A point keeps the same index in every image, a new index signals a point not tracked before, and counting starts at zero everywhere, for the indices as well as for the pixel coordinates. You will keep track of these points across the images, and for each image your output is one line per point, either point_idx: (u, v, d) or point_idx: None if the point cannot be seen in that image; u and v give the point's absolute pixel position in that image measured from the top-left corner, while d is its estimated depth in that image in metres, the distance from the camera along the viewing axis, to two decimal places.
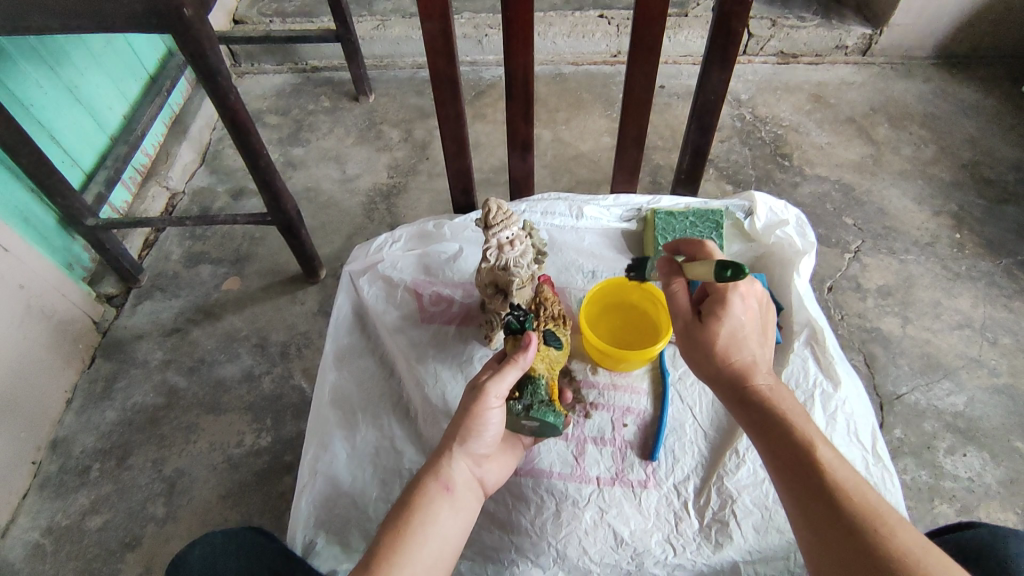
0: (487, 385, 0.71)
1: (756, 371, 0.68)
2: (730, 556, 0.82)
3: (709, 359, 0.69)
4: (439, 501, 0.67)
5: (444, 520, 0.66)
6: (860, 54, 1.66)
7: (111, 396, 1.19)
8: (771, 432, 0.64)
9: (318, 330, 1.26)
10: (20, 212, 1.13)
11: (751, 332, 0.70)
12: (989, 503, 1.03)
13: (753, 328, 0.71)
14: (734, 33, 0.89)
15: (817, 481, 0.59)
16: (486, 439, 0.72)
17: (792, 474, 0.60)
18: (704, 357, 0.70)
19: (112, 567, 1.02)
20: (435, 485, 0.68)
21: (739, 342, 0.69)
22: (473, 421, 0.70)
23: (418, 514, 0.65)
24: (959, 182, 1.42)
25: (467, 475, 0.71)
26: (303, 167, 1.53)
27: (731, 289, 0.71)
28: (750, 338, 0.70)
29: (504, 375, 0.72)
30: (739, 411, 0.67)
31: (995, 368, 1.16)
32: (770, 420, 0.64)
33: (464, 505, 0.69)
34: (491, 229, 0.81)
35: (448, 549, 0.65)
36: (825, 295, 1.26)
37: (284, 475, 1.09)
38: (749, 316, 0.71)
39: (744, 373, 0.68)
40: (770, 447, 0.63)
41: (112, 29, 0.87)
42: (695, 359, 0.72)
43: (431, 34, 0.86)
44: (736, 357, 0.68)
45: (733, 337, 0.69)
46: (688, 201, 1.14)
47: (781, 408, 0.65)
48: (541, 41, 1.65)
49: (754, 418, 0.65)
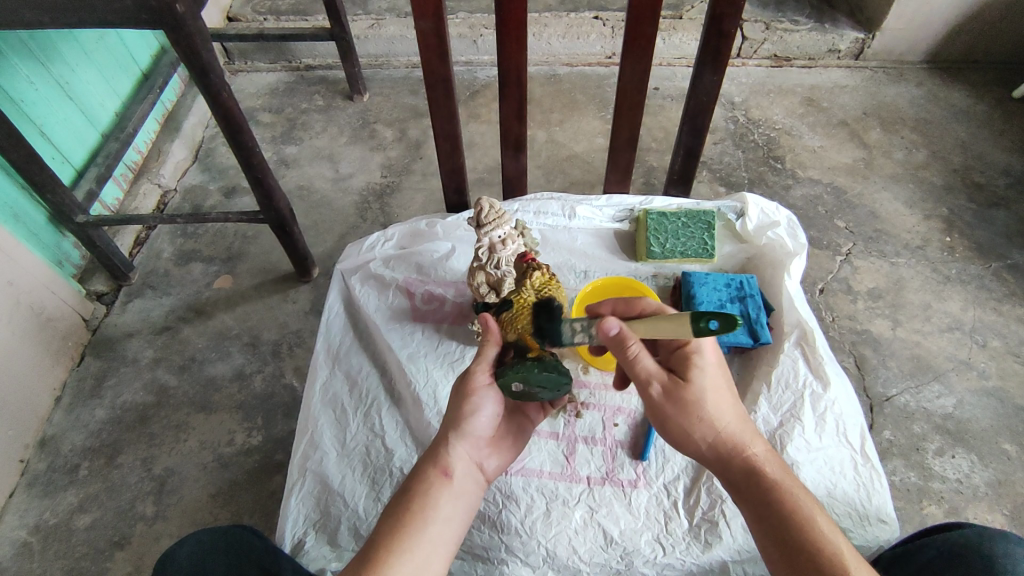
0: (471, 365, 0.74)
1: (747, 441, 0.68)
2: (720, 556, 0.83)
3: (693, 427, 0.68)
4: (438, 487, 0.67)
5: (443, 508, 0.66)
6: (853, 58, 1.67)
7: (101, 394, 1.18)
8: (769, 507, 0.63)
9: (310, 329, 1.26)
10: (9, 209, 1.12)
11: (729, 396, 0.69)
12: (978, 505, 1.03)
13: (723, 391, 0.69)
14: (727, 33, 0.89)
15: (824, 560, 0.58)
16: (482, 422, 0.73)
17: (782, 536, 0.61)
18: (686, 425, 0.68)
19: (100, 567, 1.01)
20: (434, 472, 0.68)
21: (722, 407, 0.68)
22: (464, 399, 0.72)
23: (417, 500, 0.66)
24: (949, 187, 1.43)
25: (469, 463, 0.71)
26: (296, 165, 1.52)
27: (693, 354, 0.69)
28: (730, 400, 0.69)
29: (485, 353, 0.75)
30: (734, 484, 0.67)
31: (984, 371, 1.17)
32: (771, 492, 0.64)
33: (463, 492, 0.69)
34: (482, 228, 0.80)
35: (449, 537, 0.65)
36: (817, 297, 1.27)
37: (275, 474, 1.09)
38: (720, 373, 0.70)
39: (735, 442, 0.67)
40: (771, 524, 0.62)
41: (103, 24, 0.87)
42: (672, 421, 0.68)
43: (424, 32, 0.86)
44: (718, 417, 0.67)
45: (715, 402, 0.68)
46: (680, 201, 1.15)
47: (776, 476, 0.65)
48: (537, 42, 1.65)
49: (752, 493, 0.65)
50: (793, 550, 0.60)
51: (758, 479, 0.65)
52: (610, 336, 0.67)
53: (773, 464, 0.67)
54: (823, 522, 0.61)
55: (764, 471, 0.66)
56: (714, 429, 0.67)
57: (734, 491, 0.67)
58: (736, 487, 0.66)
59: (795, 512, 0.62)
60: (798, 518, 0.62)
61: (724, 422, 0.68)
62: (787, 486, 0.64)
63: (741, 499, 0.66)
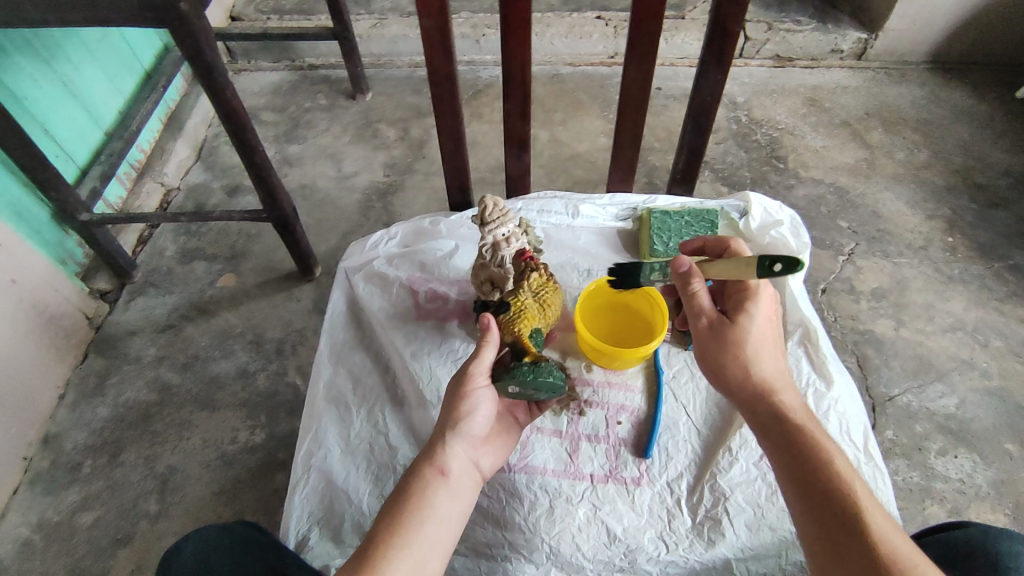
0: (467, 364, 0.73)
1: (783, 387, 0.69)
2: (722, 553, 0.83)
3: (733, 364, 0.70)
4: (434, 486, 0.67)
5: (439, 507, 0.66)
6: (855, 58, 1.67)
7: (104, 392, 1.18)
8: (793, 447, 0.64)
9: (312, 328, 1.26)
10: (14, 208, 1.12)
11: (774, 345, 0.72)
12: (980, 505, 1.03)
13: (772, 339, 0.72)
14: (731, 33, 0.89)
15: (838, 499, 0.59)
16: (477, 421, 0.73)
17: (801, 472, 0.62)
18: (728, 361, 0.70)
19: (103, 564, 1.01)
20: (430, 471, 0.68)
21: (766, 352, 0.70)
22: (459, 399, 0.72)
23: (413, 499, 0.65)
24: (952, 187, 1.43)
25: (463, 460, 0.71)
26: (299, 164, 1.53)
27: (751, 296, 0.72)
28: (773, 348, 0.71)
29: (483, 355, 0.73)
30: (761, 422, 0.68)
31: (987, 371, 1.17)
32: (799, 444, 0.64)
33: (459, 490, 0.69)
34: (486, 226, 0.79)
35: (446, 535, 0.65)
36: (818, 297, 1.27)
37: (278, 472, 1.09)
38: (774, 326, 0.73)
39: (772, 386, 0.69)
40: (797, 475, 0.63)
41: (107, 22, 0.87)
42: (716, 358, 0.72)
43: (428, 31, 0.86)
44: (762, 363, 0.70)
45: (760, 345, 0.70)
46: (682, 201, 1.15)
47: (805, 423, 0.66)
48: (539, 42, 1.65)
49: (777, 433, 0.66)
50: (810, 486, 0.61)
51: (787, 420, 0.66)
52: (679, 270, 0.73)
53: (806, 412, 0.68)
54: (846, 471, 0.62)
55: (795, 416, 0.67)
56: (754, 369, 0.69)
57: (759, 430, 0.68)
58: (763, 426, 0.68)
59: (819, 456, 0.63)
60: (828, 471, 0.61)
61: (763, 366, 0.70)
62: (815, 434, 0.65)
63: (765, 438, 0.67)
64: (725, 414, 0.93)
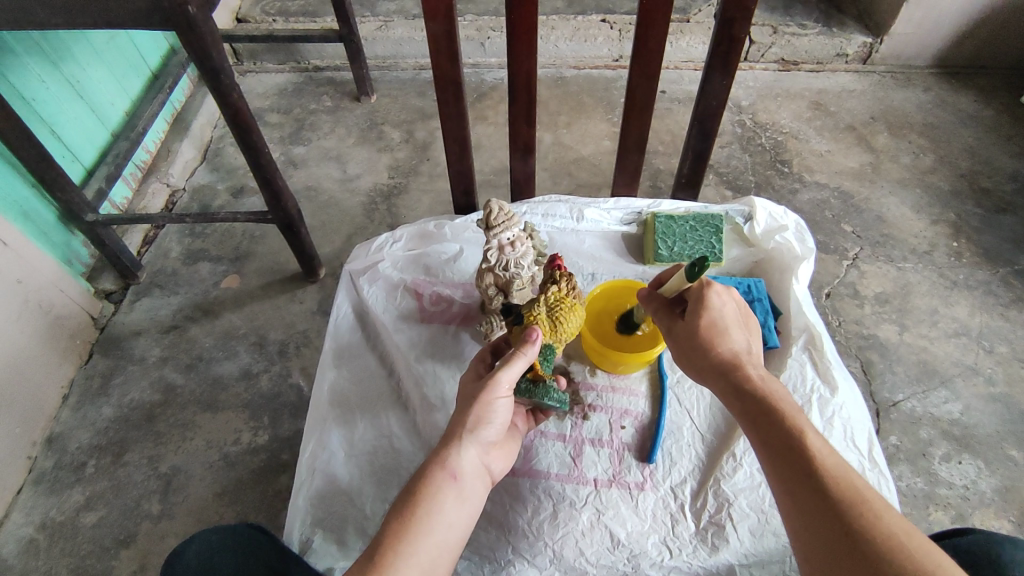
0: (496, 371, 0.73)
1: (745, 363, 0.68)
2: (726, 559, 0.83)
3: (695, 353, 0.71)
4: (446, 490, 0.67)
5: (449, 511, 0.66)
6: (860, 62, 1.67)
7: (108, 392, 1.19)
8: (757, 420, 0.64)
9: (316, 330, 1.26)
10: (20, 208, 1.12)
11: (734, 327, 0.70)
12: (984, 511, 1.03)
13: (733, 320, 0.71)
14: (737, 38, 0.89)
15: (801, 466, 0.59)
16: (492, 428, 0.73)
17: (770, 446, 0.62)
18: (691, 350, 0.71)
19: (106, 564, 1.01)
20: (443, 475, 0.68)
21: (725, 336, 0.70)
22: (479, 406, 0.71)
23: (424, 504, 0.65)
24: (957, 192, 1.43)
25: (474, 464, 0.71)
26: (303, 166, 1.53)
27: (704, 286, 0.72)
28: (734, 330, 0.70)
29: (513, 365, 0.73)
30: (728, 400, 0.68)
31: (991, 377, 1.16)
32: (761, 418, 0.63)
33: (469, 495, 0.69)
34: (491, 230, 0.79)
35: (454, 540, 0.65)
36: (822, 301, 1.27)
37: (281, 474, 1.09)
38: (732, 307, 0.72)
39: (734, 364, 0.68)
40: (767, 452, 0.62)
41: (115, 25, 0.87)
42: (681, 352, 0.73)
43: (434, 34, 0.86)
44: (722, 346, 0.69)
45: (716, 330, 0.70)
46: (688, 205, 1.15)
47: (770, 396, 0.65)
48: (544, 45, 1.66)
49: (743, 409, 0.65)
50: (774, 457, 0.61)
51: (749, 397, 0.65)
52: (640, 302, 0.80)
53: (772, 384, 0.67)
54: (813, 441, 0.60)
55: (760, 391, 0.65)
56: (714, 353, 0.69)
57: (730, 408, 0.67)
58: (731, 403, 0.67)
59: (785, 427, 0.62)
60: (795, 443, 0.60)
61: (722, 348, 0.69)
62: (780, 405, 0.64)
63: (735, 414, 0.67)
64: (728, 419, 0.93)
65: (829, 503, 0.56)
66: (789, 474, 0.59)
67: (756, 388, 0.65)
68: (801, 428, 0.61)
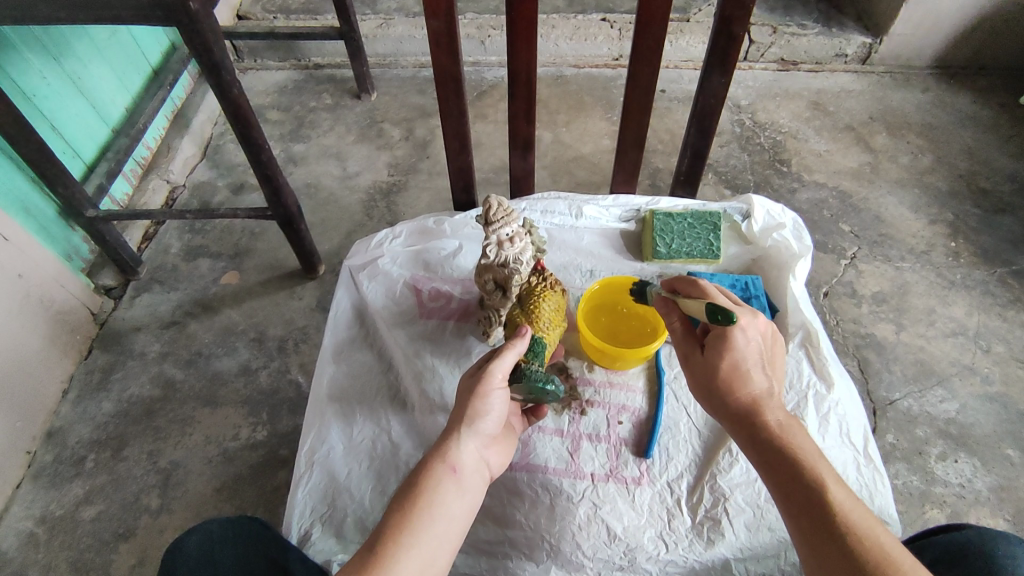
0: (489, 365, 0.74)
1: (766, 409, 0.68)
2: (722, 553, 0.83)
3: (715, 396, 0.71)
4: (445, 482, 0.67)
5: (449, 503, 0.66)
6: (860, 63, 1.68)
7: (108, 387, 1.19)
8: (778, 467, 0.63)
9: (315, 326, 1.27)
10: (20, 203, 1.13)
11: (758, 370, 0.70)
12: (979, 509, 1.04)
13: (757, 361, 0.70)
14: (735, 36, 0.90)
15: (823, 518, 0.58)
16: (490, 420, 0.74)
17: (790, 495, 0.61)
18: (711, 391, 0.71)
19: (105, 558, 1.01)
20: (443, 467, 0.68)
21: (747, 379, 0.69)
22: (476, 398, 0.72)
23: (424, 497, 0.66)
24: (955, 192, 1.43)
25: (474, 457, 0.71)
26: (304, 163, 1.53)
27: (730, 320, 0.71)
28: (758, 372, 0.70)
29: (503, 357, 0.75)
30: (748, 445, 0.67)
31: (988, 376, 1.17)
32: (782, 465, 0.63)
33: (469, 488, 0.69)
34: (491, 225, 0.80)
35: (454, 532, 0.65)
36: (820, 300, 1.27)
37: (279, 469, 1.10)
38: (756, 348, 0.71)
39: (753, 409, 0.68)
40: (789, 504, 0.61)
41: (116, 20, 0.87)
42: (701, 392, 0.73)
43: (435, 32, 0.86)
44: (743, 391, 0.69)
45: (737, 372, 0.69)
46: (686, 203, 1.15)
47: (791, 443, 0.65)
48: (544, 43, 1.66)
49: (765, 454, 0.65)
50: (794, 507, 0.61)
51: (770, 443, 0.65)
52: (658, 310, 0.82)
53: (792, 430, 0.66)
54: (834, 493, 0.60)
55: (781, 438, 0.65)
56: (733, 397, 0.69)
57: (751, 453, 0.67)
58: (752, 448, 0.67)
59: (806, 476, 0.61)
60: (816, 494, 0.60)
61: (741, 392, 0.69)
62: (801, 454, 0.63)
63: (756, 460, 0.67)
64: None
65: (852, 560, 0.55)
66: (809, 522, 0.59)
67: (778, 435, 0.65)
68: (823, 479, 0.61)
